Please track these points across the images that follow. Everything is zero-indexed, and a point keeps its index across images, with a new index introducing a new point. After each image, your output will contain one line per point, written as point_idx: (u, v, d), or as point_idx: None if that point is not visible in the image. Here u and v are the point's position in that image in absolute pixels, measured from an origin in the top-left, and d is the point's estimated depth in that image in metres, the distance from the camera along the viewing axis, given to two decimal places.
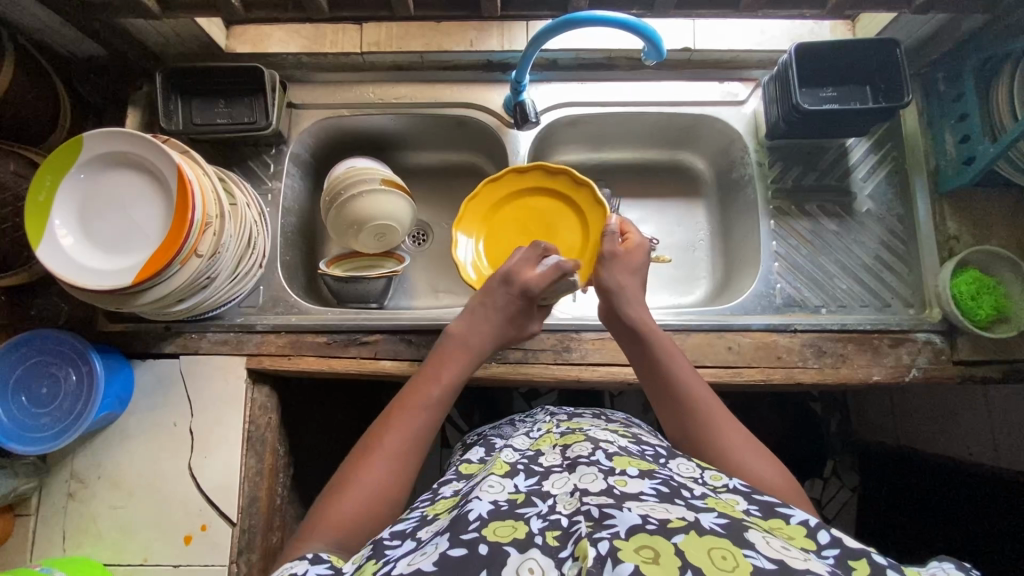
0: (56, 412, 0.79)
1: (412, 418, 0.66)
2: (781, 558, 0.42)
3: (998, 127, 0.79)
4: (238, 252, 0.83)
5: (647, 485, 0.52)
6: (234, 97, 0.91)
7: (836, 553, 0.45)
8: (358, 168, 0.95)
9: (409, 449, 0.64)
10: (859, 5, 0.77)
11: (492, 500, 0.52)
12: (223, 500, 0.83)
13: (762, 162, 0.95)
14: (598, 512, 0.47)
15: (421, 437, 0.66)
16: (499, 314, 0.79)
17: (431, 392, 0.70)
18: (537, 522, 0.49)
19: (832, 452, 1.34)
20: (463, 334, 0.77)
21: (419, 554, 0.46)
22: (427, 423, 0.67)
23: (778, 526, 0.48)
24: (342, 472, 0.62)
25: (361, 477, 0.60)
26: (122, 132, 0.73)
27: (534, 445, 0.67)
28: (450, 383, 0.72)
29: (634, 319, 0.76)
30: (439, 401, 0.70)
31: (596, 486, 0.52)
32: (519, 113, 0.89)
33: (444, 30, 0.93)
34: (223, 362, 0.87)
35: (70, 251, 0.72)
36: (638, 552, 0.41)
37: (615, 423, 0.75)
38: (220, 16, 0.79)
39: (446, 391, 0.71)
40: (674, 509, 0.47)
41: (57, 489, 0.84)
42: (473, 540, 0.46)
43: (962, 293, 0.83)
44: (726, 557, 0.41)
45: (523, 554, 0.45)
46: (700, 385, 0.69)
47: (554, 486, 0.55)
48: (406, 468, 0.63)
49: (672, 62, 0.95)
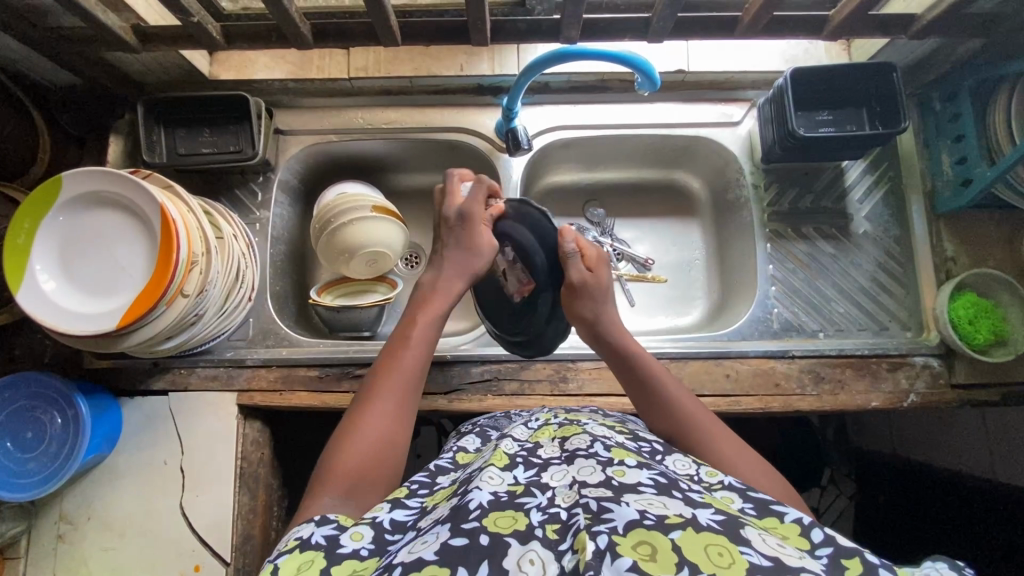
0: (43, 457, 0.77)
1: (398, 368, 0.65)
2: (776, 556, 0.40)
3: (996, 150, 0.78)
4: (226, 286, 0.81)
5: (645, 476, 0.50)
6: (219, 125, 0.88)
7: (829, 552, 0.43)
8: (349, 194, 0.93)
9: (398, 398, 0.64)
10: (856, 30, 0.76)
11: (493, 491, 0.50)
12: (216, 539, 0.81)
13: (758, 184, 0.94)
14: (596, 505, 0.45)
15: (411, 384, 0.65)
16: (461, 254, 0.75)
17: (410, 337, 0.68)
18: (536, 514, 0.47)
19: (830, 459, 1.30)
20: (432, 278, 0.74)
21: (419, 543, 0.45)
22: (416, 365, 0.66)
23: (772, 525, 0.47)
24: (339, 432, 0.61)
25: (358, 433, 0.60)
26: (101, 170, 0.70)
27: (533, 437, 0.65)
28: (431, 318, 0.70)
29: (612, 332, 0.74)
30: (423, 347, 0.68)
31: (595, 478, 0.50)
32: (511, 140, 0.88)
33: (434, 54, 0.91)
34: (214, 398, 0.85)
35: (52, 296, 0.70)
36: (636, 549, 0.40)
37: (612, 417, 0.73)
38: (203, 47, 0.77)
39: (428, 336, 0.69)
40: (670, 504, 0.45)
41: (46, 531, 0.82)
42: (474, 529, 0.44)
43: (959, 316, 0.82)
44: (723, 553, 0.40)
45: (523, 545, 0.43)
46: (690, 400, 0.68)
47: (552, 479, 0.53)
48: (401, 417, 0.63)
49: (667, 83, 0.93)
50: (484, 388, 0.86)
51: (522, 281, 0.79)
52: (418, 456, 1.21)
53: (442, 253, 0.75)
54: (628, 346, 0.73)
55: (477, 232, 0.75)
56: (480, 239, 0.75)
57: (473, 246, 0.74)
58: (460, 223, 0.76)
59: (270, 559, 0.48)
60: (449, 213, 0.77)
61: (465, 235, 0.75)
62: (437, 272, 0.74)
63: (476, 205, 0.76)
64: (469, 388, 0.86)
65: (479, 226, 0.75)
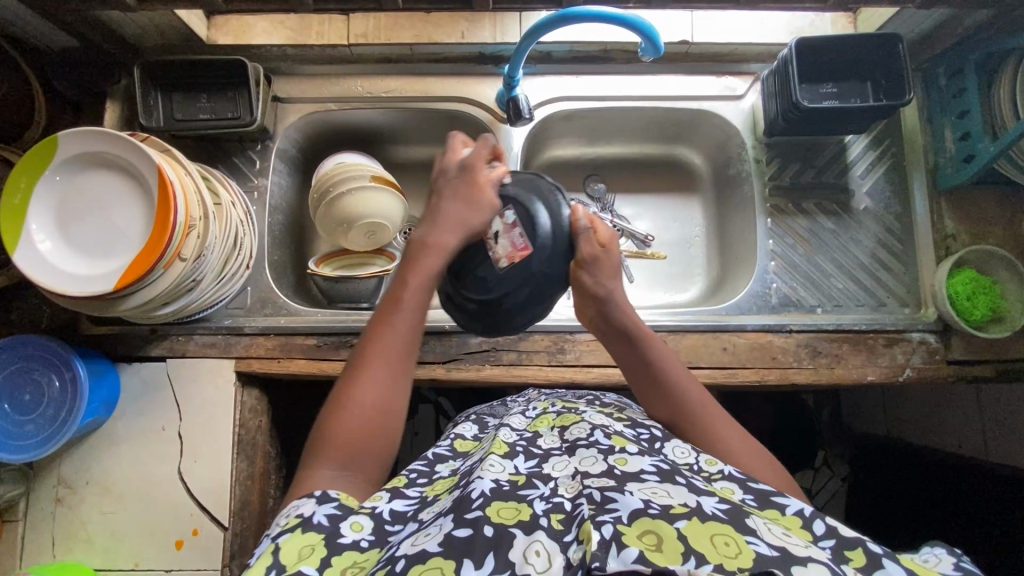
0: (41, 419, 0.77)
1: (388, 335, 0.61)
2: (784, 545, 0.41)
3: (1000, 125, 0.78)
4: (224, 254, 0.80)
5: (648, 463, 0.51)
6: (217, 92, 0.87)
7: (832, 544, 0.44)
8: (347, 164, 0.92)
9: (395, 362, 0.60)
10: (861, 1, 0.75)
11: (495, 478, 0.50)
12: (214, 504, 0.82)
13: (760, 159, 0.93)
14: (600, 495, 0.46)
15: (403, 351, 0.61)
16: (458, 203, 0.64)
17: (401, 300, 0.61)
18: (540, 505, 0.47)
19: (824, 442, 1.32)
20: (424, 230, 0.64)
21: (421, 535, 0.45)
22: (411, 331, 0.61)
23: (773, 517, 0.47)
24: (337, 392, 0.60)
25: (358, 400, 0.58)
26: (100, 132, 0.70)
27: (532, 425, 0.65)
28: (427, 279, 0.62)
29: (626, 326, 0.69)
30: (416, 310, 0.62)
31: (597, 468, 0.51)
32: (512, 109, 0.87)
33: (435, 21, 0.90)
34: (212, 365, 0.85)
35: (49, 256, 0.70)
36: (641, 539, 0.40)
37: (609, 404, 0.74)
38: (201, 9, 0.76)
39: (421, 296, 0.63)
40: (675, 492, 0.46)
41: (44, 494, 0.82)
42: (477, 519, 0.45)
43: (958, 292, 0.82)
44: (728, 543, 0.40)
45: (528, 536, 0.43)
46: (698, 389, 0.67)
47: (554, 469, 0.54)
48: (403, 384, 0.61)
49: (669, 55, 0.93)
50: (483, 358, 0.86)
51: (517, 246, 0.62)
52: (416, 430, 1.21)
53: (434, 199, 0.66)
54: (641, 342, 0.68)
55: (479, 181, 0.64)
56: (481, 196, 0.64)
57: (477, 201, 0.63)
58: (460, 173, 0.66)
59: (271, 539, 0.49)
60: (453, 169, 0.67)
61: (466, 187, 0.65)
62: (427, 230, 0.64)
63: (479, 160, 0.66)
64: (467, 358, 0.86)
65: (481, 176, 0.65)
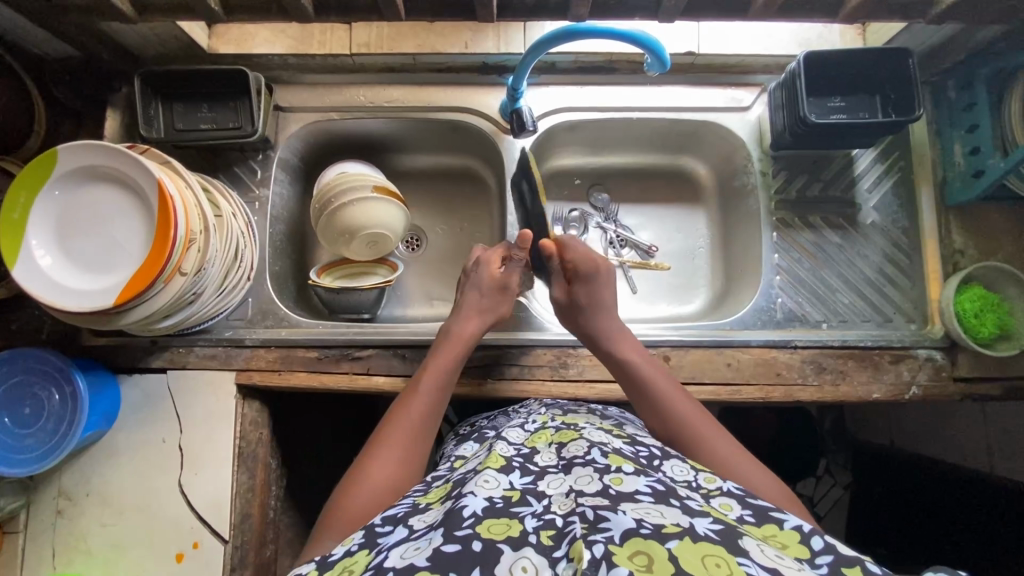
0: (40, 433, 0.77)
1: (411, 411, 0.68)
2: (775, 567, 0.40)
3: (1009, 140, 0.77)
4: (225, 267, 0.80)
5: (643, 484, 0.50)
6: (219, 101, 0.87)
7: (829, 560, 0.43)
8: (350, 174, 0.91)
9: (412, 437, 0.65)
10: (873, 16, 0.74)
11: (488, 496, 0.50)
12: (215, 517, 0.81)
13: (766, 171, 0.92)
14: (593, 513, 0.45)
15: (422, 427, 0.67)
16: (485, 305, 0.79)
17: (425, 385, 0.71)
18: (531, 521, 0.46)
19: (826, 450, 1.30)
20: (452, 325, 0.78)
21: (412, 549, 0.45)
22: (430, 410, 0.69)
23: (772, 534, 0.47)
24: (349, 472, 0.62)
25: (373, 473, 0.60)
26: (101, 145, 0.69)
27: (530, 440, 0.65)
28: (446, 373, 0.73)
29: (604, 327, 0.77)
30: (436, 394, 0.70)
31: (592, 488, 0.50)
32: (516, 121, 0.86)
33: (438, 31, 0.89)
34: (211, 376, 0.85)
35: (49, 271, 0.69)
36: (631, 559, 0.40)
37: (610, 420, 0.73)
38: (200, 19, 0.75)
39: (441, 384, 0.71)
40: (669, 513, 0.45)
41: (46, 506, 0.82)
42: (467, 536, 0.44)
43: (965, 310, 0.81)
44: (720, 564, 0.39)
45: (517, 552, 0.43)
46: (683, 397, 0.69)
47: (549, 487, 0.53)
48: (416, 464, 0.64)
49: (676, 65, 0.91)
50: (484, 372, 0.86)
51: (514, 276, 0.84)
52: None
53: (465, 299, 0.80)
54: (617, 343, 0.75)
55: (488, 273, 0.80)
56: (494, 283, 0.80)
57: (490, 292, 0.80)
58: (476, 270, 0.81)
59: None
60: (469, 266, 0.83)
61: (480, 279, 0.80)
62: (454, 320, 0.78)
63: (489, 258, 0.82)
64: (469, 372, 0.86)
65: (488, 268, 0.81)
